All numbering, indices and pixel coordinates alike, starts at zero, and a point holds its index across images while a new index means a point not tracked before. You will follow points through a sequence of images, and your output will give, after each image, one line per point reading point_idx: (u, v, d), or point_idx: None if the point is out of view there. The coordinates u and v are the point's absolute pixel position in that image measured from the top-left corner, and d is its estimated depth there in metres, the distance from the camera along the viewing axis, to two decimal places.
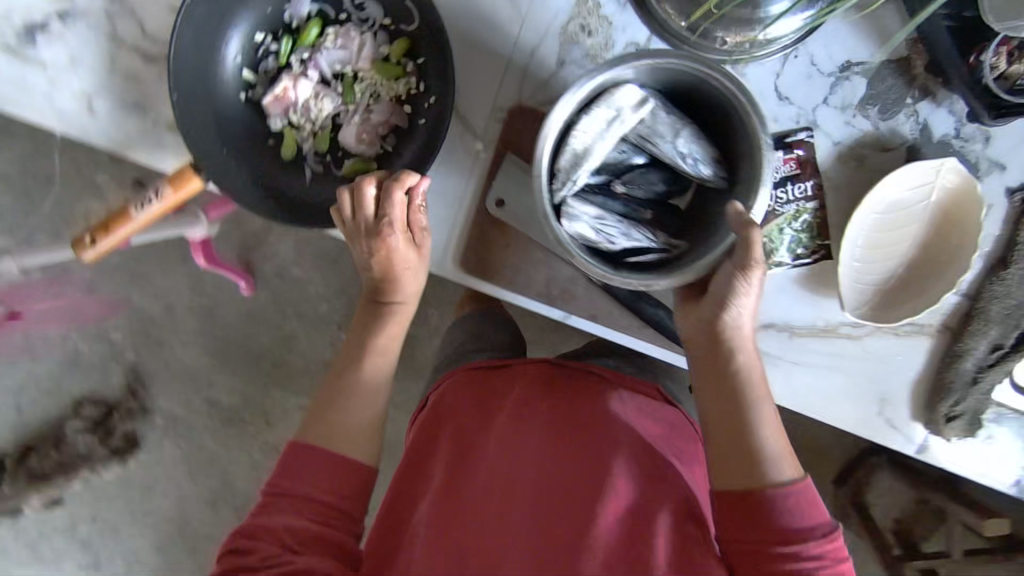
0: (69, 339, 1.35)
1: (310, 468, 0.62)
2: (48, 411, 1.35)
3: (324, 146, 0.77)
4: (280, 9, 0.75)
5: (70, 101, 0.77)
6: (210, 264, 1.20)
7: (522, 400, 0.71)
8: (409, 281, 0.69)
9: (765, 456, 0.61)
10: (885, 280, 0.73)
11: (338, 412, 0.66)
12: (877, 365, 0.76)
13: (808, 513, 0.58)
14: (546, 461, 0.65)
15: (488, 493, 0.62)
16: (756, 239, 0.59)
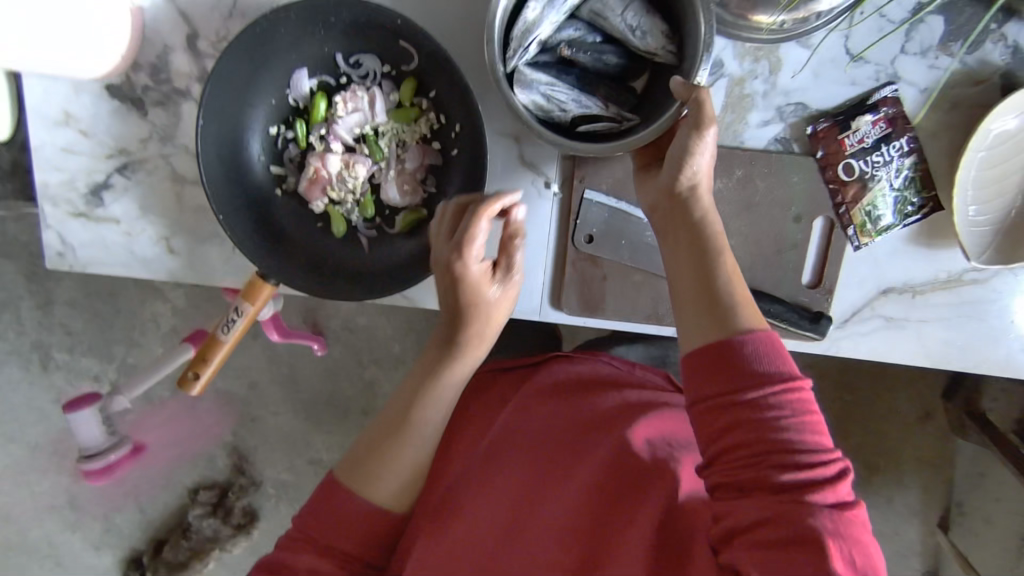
0: (168, 435, 1.37)
1: (349, 506, 0.59)
2: (169, 504, 1.38)
3: (370, 211, 0.74)
4: (282, 95, 0.71)
5: (150, 248, 0.79)
6: (286, 338, 1.09)
7: (517, 402, 0.75)
8: (484, 326, 0.62)
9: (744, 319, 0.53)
10: (1004, 216, 0.70)
11: (395, 454, 0.61)
12: (1006, 303, 0.74)
13: (763, 346, 0.50)
14: (530, 461, 0.68)
15: (472, 497, 0.66)
16: (707, 99, 0.57)
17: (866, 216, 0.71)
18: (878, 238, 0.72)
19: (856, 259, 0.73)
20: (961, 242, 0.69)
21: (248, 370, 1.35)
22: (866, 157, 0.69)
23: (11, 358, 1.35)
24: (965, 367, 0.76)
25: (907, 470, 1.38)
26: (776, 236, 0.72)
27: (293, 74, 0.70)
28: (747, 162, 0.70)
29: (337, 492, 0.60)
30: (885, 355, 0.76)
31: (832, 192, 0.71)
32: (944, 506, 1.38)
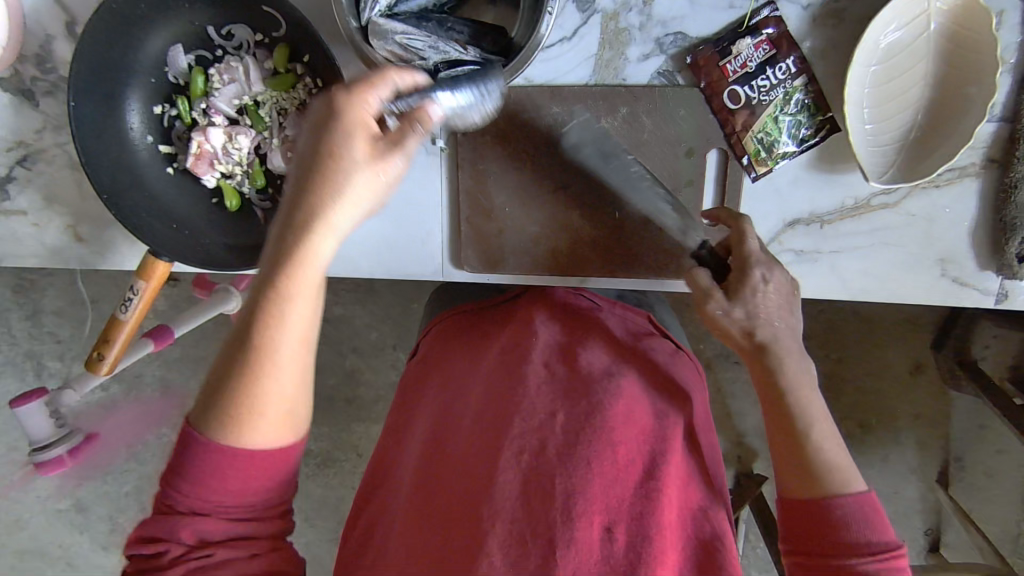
0: (163, 435, 1.38)
1: (211, 458, 0.49)
2: None
3: (260, 182, 0.74)
4: (161, 73, 0.71)
5: (58, 235, 0.80)
6: None
7: (522, 329, 0.67)
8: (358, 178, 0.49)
9: (832, 465, 0.56)
10: (907, 133, 0.66)
11: (255, 387, 0.49)
12: (927, 226, 0.70)
13: (875, 527, 0.52)
14: (550, 388, 0.59)
15: (479, 430, 0.57)
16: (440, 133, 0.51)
17: (759, 144, 0.68)
18: (775, 165, 0.69)
19: (756, 192, 0.70)
20: (859, 162, 0.66)
21: None
22: (751, 82, 0.67)
23: (7, 369, 1.37)
24: (886, 299, 0.72)
25: (902, 426, 1.25)
26: (669, 173, 0.70)
27: (167, 51, 0.70)
28: (631, 99, 0.68)
29: (189, 446, 0.49)
30: (800, 290, 0.73)
31: (721, 122, 0.68)
32: (943, 461, 1.25)
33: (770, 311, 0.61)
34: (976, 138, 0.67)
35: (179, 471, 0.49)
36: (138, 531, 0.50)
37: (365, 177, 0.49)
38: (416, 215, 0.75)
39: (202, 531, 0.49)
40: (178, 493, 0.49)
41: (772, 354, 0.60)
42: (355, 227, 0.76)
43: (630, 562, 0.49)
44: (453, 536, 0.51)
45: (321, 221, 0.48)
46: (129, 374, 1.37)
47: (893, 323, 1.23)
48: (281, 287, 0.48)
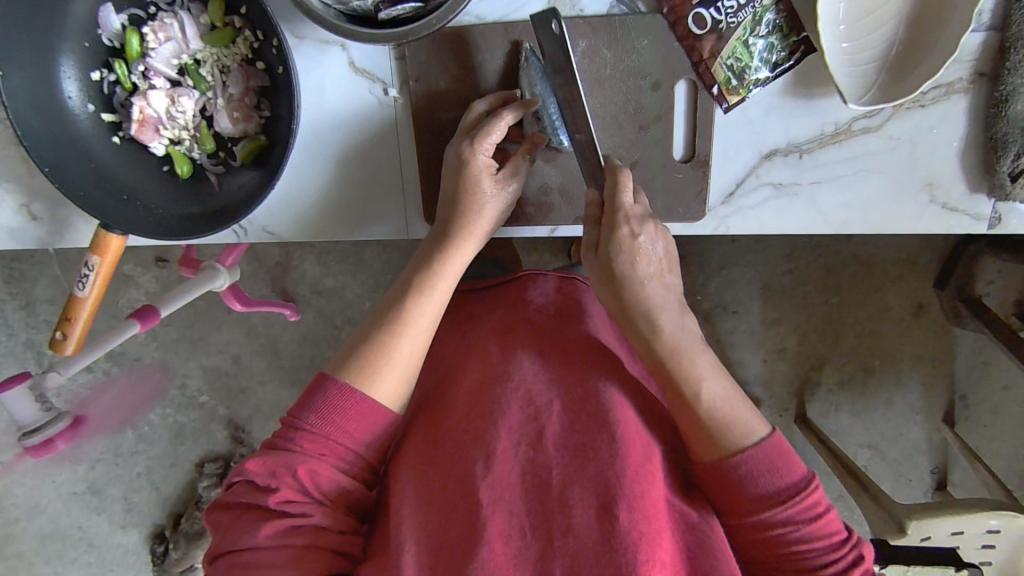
0: (167, 416, 1.38)
1: (346, 402, 0.56)
2: (178, 482, 1.40)
3: (210, 146, 0.71)
4: (94, 36, 0.68)
5: (12, 216, 0.77)
6: (250, 307, 1.15)
7: (507, 324, 0.67)
8: (485, 209, 0.65)
9: (725, 419, 0.55)
10: (887, 49, 0.62)
11: (390, 346, 0.59)
12: (912, 149, 0.65)
13: (779, 473, 0.52)
14: (544, 378, 0.59)
15: (470, 418, 0.56)
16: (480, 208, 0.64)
17: (728, 71, 0.64)
18: (748, 94, 0.65)
19: (728, 124, 0.66)
20: (836, 83, 0.62)
21: (228, 344, 1.35)
22: (716, 3, 0.62)
23: (7, 359, 1.37)
24: (871, 232, 0.69)
25: (905, 366, 1.23)
26: (635, 108, 0.66)
27: (97, 12, 0.67)
28: (589, 31, 0.64)
29: (325, 380, 0.57)
30: (781, 227, 0.69)
31: (687, 51, 0.64)
32: (948, 400, 1.22)
33: (645, 271, 0.59)
34: (962, 50, 0.62)
35: (311, 400, 0.56)
36: (250, 464, 0.53)
37: (490, 205, 0.65)
38: (377, 172, 0.72)
39: (311, 482, 0.53)
40: (301, 435, 0.54)
41: (651, 320, 0.58)
42: (315, 188, 0.73)
43: (635, 543, 0.47)
44: (448, 528, 0.50)
45: (461, 238, 0.64)
46: (127, 358, 1.37)
47: (893, 263, 1.18)
48: (424, 280, 0.62)
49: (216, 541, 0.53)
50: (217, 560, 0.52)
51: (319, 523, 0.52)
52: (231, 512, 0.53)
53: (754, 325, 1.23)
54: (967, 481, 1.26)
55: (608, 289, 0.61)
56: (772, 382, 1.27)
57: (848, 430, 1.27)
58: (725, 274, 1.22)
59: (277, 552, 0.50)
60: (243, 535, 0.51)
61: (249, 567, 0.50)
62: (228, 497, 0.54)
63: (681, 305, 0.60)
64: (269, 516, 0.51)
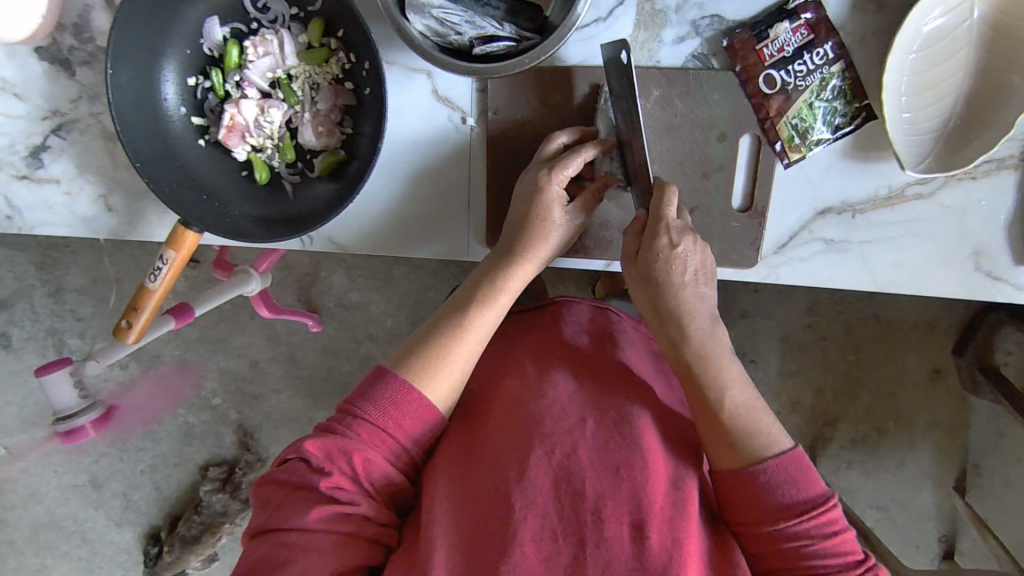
0: (179, 414, 1.39)
1: (404, 398, 0.57)
2: (181, 482, 1.40)
3: (290, 156, 0.74)
4: (196, 45, 0.72)
5: (90, 205, 0.81)
6: (276, 313, 1.18)
7: (543, 343, 0.69)
8: (547, 237, 0.68)
9: (751, 432, 0.57)
10: (945, 123, 0.66)
11: (449, 350, 0.61)
12: (962, 218, 0.69)
13: (799, 488, 0.54)
14: (579, 397, 0.60)
15: (507, 429, 0.58)
16: (549, 232, 0.68)
17: (793, 130, 0.68)
18: (809, 153, 0.68)
19: (788, 179, 0.70)
20: (896, 151, 0.65)
21: (249, 348, 1.37)
22: (787, 66, 0.66)
23: (29, 344, 1.38)
24: (915, 293, 0.71)
25: (919, 430, 1.24)
26: (699, 157, 0.70)
27: (203, 23, 0.71)
28: (664, 81, 0.68)
29: (384, 374, 0.59)
30: (830, 281, 0.72)
31: (755, 107, 0.68)
32: (960, 468, 1.23)
33: (683, 278, 0.63)
34: (1016, 129, 0.66)
35: (372, 388, 0.58)
36: (308, 444, 0.54)
37: (556, 232, 0.68)
38: (445, 195, 0.75)
39: (363, 471, 0.54)
40: (358, 423, 0.55)
41: (685, 326, 0.62)
42: (384, 204, 0.76)
43: (662, 562, 0.49)
44: (481, 533, 0.51)
45: (524, 263, 0.67)
46: (149, 353, 1.38)
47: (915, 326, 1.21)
48: (486, 295, 0.65)
49: (261, 516, 0.54)
50: (261, 535, 0.53)
51: (364, 514, 0.54)
52: (279, 490, 0.54)
53: (772, 375, 1.25)
54: (974, 553, 1.26)
55: (645, 293, 0.65)
56: (784, 435, 1.27)
57: (859, 489, 1.26)
58: (746, 322, 1.24)
59: (323, 536, 0.52)
60: (293, 514, 0.52)
61: (295, 546, 0.51)
62: (278, 474, 0.55)
63: (713, 315, 0.63)
64: (317, 498, 0.53)
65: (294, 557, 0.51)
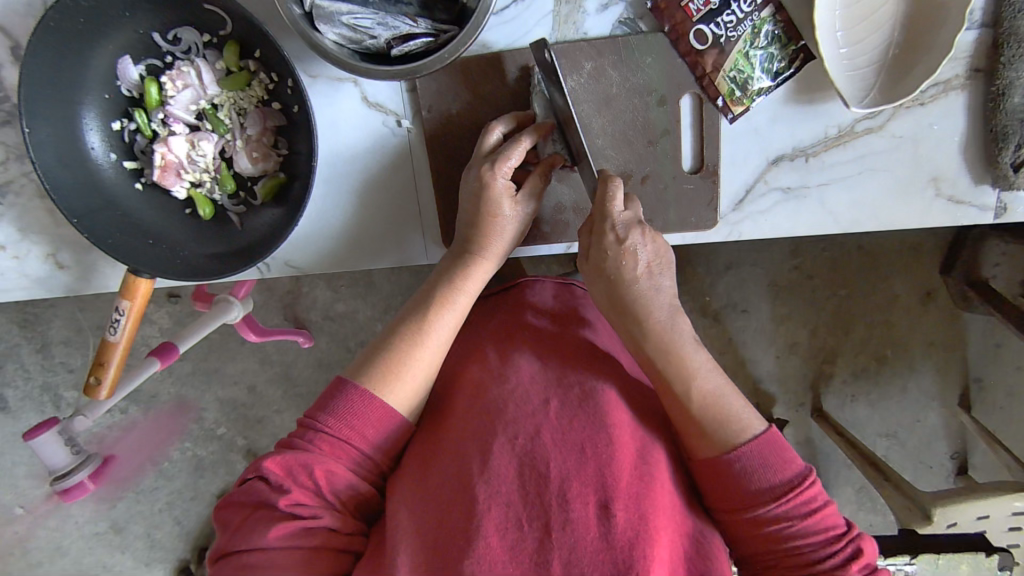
0: (187, 449, 1.39)
1: (365, 407, 0.57)
2: (201, 515, 1.40)
3: (230, 186, 0.72)
4: (113, 87, 0.70)
5: (40, 265, 0.79)
6: (264, 336, 1.16)
7: (504, 329, 0.69)
8: (499, 229, 0.66)
9: (725, 418, 0.57)
10: (885, 53, 0.64)
11: (407, 354, 0.60)
12: (915, 146, 0.67)
13: (774, 471, 0.54)
14: (541, 378, 0.60)
15: (470, 420, 0.58)
16: (501, 225, 0.66)
17: (732, 83, 0.66)
18: (752, 104, 0.67)
19: (735, 133, 0.68)
20: (837, 88, 0.63)
21: (244, 374, 1.36)
22: (716, 19, 0.64)
23: (27, 404, 1.38)
24: (879, 228, 0.70)
25: (918, 354, 1.23)
26: (643, 124, 0.68)
27: (116, 64, 0.68)
28: (594, 53, 0.67)
29: (342, 383, 0.58)
30: (794, 229, 0.71)
31: (691, 66, 0.66)
32: (962, 384, 1.23)
33: (637, 273, 0.61)
34: (958, 48, 0.64)
35: (331, 399, 0.57)
36: (266, 462, 0.53)
37: (508, 223, 0.66)
38: (396, 200, 0.74)
39: (326, 483, 0.53)
40: (318, 436, 0.55)
41: (645, 319, 0.60)
42: (336, 221, 0.74)
43: (629, 539, 0.48)
44: (446, 528, 0.50)
45: (478, 260, 0.67)
46: (145, 395, 1.37)
47: (899, 252, 1.20)
48: (440, 296, 0.65)
49: (223, 539, 0.52)
50: (222, 559, 0.51)
51: (330, 526, 0.53)
52: (240, 510, 0.53)
53: (765, 322, 1.24)
54: (987, 464, 1.26)
55: (601, 290, 0.63)
56: (786, 378, 1.27)
57: (866, 419, 1.27)
58: (732, 274, 1.23)
59: (285, 553, 0.50)
60: (253, 535, 0.50)
61: (256, 567, 0.49)
62: (237, 495, 0.53)
63: (671, 304, 0.62)
64: (278, 515, 0.51)
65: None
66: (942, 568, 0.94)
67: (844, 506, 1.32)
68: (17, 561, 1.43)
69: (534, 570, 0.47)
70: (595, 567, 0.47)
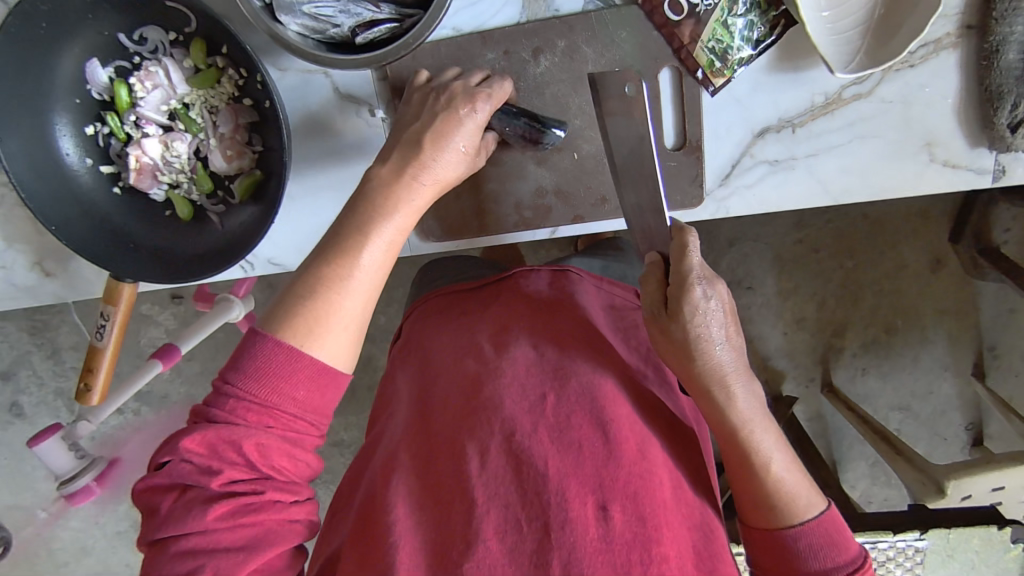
0: None
1: (289, 365, 0.49)
2: None
3: (207, 185, 0.72)
4: (83, 91, 0.69)
5: (27, 274, 0.79)
6: None
7: (500, 317, 0.68)
8: (436, 151, 0.56)
9: (792, 496, 0.55)
10: (870, 13, 0.61)
11: (328, 303, 0.52)
12: (907, 109, 0.64)
13: (840, 550, 0.54)
14: (536, 371, 0.59)
15: (465, 414, 0.57)
16: (440, 135, 0.56)
17: (711, 54, 0.64)
18: (733, 75, 0.64)
19: (717, 106, 0.66)
20: (821, 54, 0.61)
21: None
22: None
23: (41, 410, 1.39)
24: (873, 197, 0.68)
25: (928, 323, 1.20)
26: None
27: (84, 67, 0.68)
28: (567, 30, 0.65)
29: (254, 337, 0.50)
30: (784, 202, 0.69)
31: (667, 38, 0.64)
32: (975, 352, 1.20)
33: (717, 338, 0.56)
34: (947, 5, 0.61)
35: (240, 357, 0.49)
36: (186, 442, 0.47)
37: (453, 139, 0.56)
38: None
39: (259, 456, 0.48)
40: (234, 403, 0.48)
41: (728, 389, 0.56)
42: (319, 218, 0.74)
43: (626, 541, 0.48)
44: (446, 530, 0.51)
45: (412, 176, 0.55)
46: (154, 396, 1.38)
47: (906, 218, 1.16)
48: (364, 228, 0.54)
49: (153, 523, 0.48)
50: (157, 543, 0.48)
51: (273, 500, 0.49)
52: (167, 493, 0.48)
53: (770, 297, 1.22)
54: (1003, 432, 1.24)
55: (675, 359, 0.58)
56: (795, 353, 1.25)
57: (876, 392, 1.25)
58: (735, 250, 1.21)
59: (226, 535, 0.47)
60: (185, 520, 0.47)
61: (197, 552, 0.46)
62: (161, 477, 0.49)
63: (749, 372, 0.57)
64: (212, 499, 0.47)
65: (201, 561, 0.46)
66: (954, 542, 0.93)
67: (856, 479, 1.30)
68: (44, 562, 1.46)
69: (534, 571, 0.48)
70: (595, 569, 0.47)
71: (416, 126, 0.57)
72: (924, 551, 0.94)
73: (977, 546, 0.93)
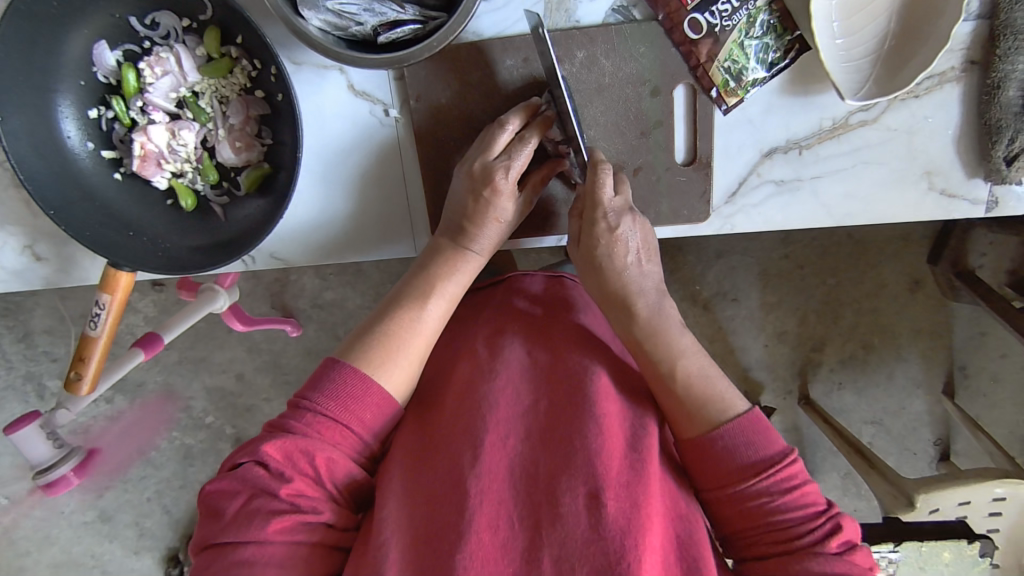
0: (174, 438, 1.36)
1: (364, 390, 0.55)
2: (188, 504, 1.38)
3: (213, 176, 0.71)
4: (89, 74, 0.67)
5: (17, 258, 0.77)
6: (252, 324, 1.14)
7: (498, 319, 0.68)
8: (485, 228, 0.64)
9: (708, 397, 0.58)
10: (882, 44, 0.63)
11: (397, 338, 0.59)
12: (910, 138, 0.67)
13: (759, 443, 0.55)
14: (529, 376, 0.60)
15: (457, 414, 0.57)
16: (484, 221, 0.64)
17: (726, 73, 0.65)
18: (746, 95, 0.66)
19: (729, 125, 0.67)
20: (832, 79, 0.63)
21: (232, 362, 1.34)
22: (711, 7, 0.64)
23: (10, 394, 1.34)
24: (873, 222, 0.70)
25: (904, 342, 1.24)
26: (636, 115, 0.67)
27: (92, 49, 0.66)
28: (586, 41, 0.65)
29: (333, 364, 0.57)
30: (787, 221, 0.70)
31: (684, 56, 0.65)
32: (947, 372, 1.24)
33: (626, 260, 0.64)
34: (955, 39, 0.64)
35: (322, 378, 0.56)
36: (264, 447, 0.51)
37: (499, 212, 0.64)
38: (386, 194, 0.72)
39: (326, 471, 0.52)
40: (312, 417, 0.53)
41: (632, 306, 0.63)
42: (321, 211, 0.73)
43: (620, 528, 0.48)
44: (436, 523, 0.50)
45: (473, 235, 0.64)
46: (131, 384, 1.35)
47: (888, 239, 1.19)
48: (432, 285, 0.63)
49: (213, 527, 0.50)
50: (214, 547, 0.49)
51: (327, 521, 0.51)
52: (232, 499, 0.50)
53: (755, 310, 1.24)
54: (969, 449, 1.28)
55: (590, 276, 0.66)
56: (775, 367, 1.27)
57: (852, 407, 1.28)
58: (722, 262, 1.23)
59: (281, 544, 0.48)
60: (248, 527, 0.48)
61: (251, 561, 0.47)
62: (229, 482, 0.51)
63: (659, 289, 0.65)
64: (276, 508, 0.49)
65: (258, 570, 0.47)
66: (926, 555, 0.96)
67: (829, 490, 1.33)
68: (4, 551, 1.41)
69: (524, 567, 0.48)
70: (586, 560, 0.47)
71: (459, 210, 0.65)
72: (896, 563, 0.96)
73: (948, 560, 0.96)
